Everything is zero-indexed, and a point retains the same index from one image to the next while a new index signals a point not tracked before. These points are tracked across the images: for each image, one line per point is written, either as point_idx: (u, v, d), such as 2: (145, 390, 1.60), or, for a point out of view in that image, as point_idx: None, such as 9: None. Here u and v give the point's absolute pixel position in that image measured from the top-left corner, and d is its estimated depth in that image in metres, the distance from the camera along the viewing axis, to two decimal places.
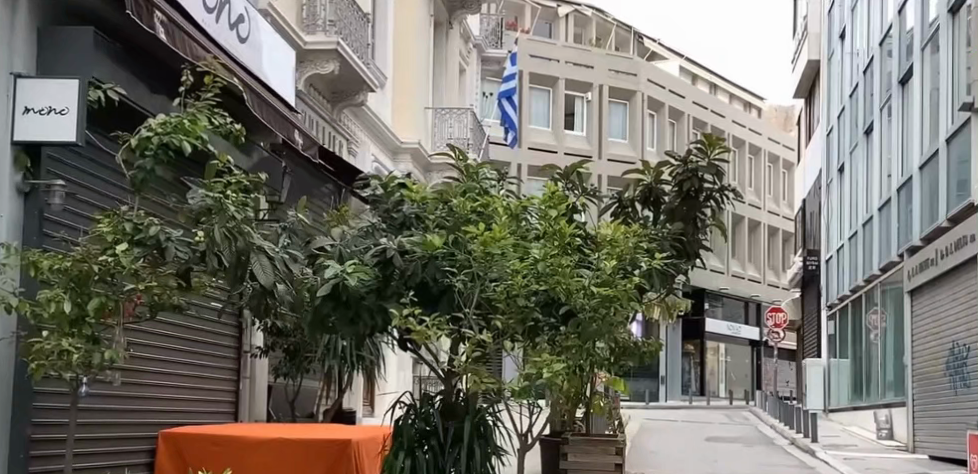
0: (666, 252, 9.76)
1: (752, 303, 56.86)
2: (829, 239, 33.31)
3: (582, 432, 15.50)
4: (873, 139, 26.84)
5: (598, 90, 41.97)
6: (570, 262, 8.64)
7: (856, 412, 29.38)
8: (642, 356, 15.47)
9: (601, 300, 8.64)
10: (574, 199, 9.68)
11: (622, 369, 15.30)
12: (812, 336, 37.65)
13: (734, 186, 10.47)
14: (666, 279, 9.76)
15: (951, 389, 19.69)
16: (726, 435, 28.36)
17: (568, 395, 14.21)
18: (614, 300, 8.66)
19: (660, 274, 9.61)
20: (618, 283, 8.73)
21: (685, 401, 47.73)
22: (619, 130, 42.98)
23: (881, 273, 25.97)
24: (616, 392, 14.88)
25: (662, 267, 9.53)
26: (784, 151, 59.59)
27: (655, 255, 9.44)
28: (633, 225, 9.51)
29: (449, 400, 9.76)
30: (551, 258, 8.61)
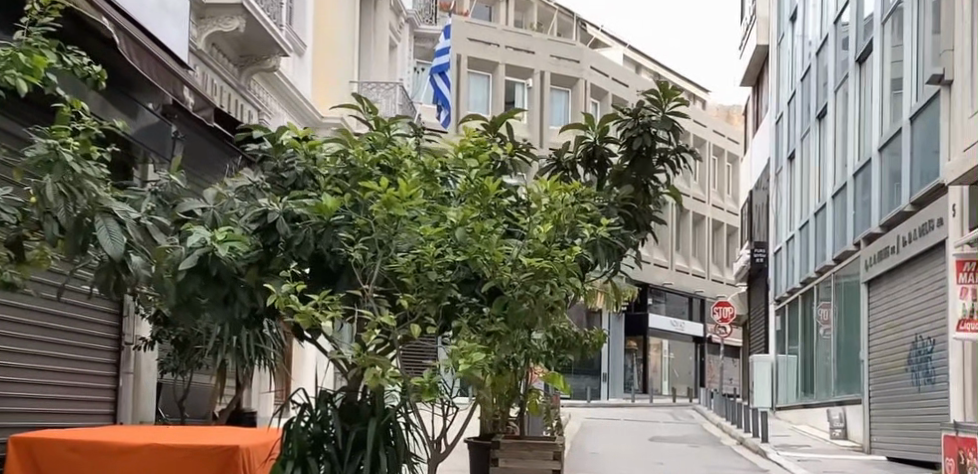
0: (614, 221, 8.16)
1: (696, 298, 55.71)
2: (778, 231, 32.00)
3: (515, 434, 13.92)
4: (827, 122, 25.46)
5: (540, 76, 40.35)
6: (495, 228, 7.01)
7: (805, 410, 28.03)
8: (583, 349, 13.89)
9: (535, 276, 7.01)
10: (501, 156, 8.06)
11: (561, 363, 13.73)
12: (759, 331, 36.39)
13: (692, 148, 8.90)
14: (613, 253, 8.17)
15: (909, 384, 18.19)
16: (669, 434, 26.84)
17: (499, 392, 12.60)
18: (551, 276, 7.03)
19: (608, 247, 7.98)
20: (555, 254, 7.08)
21: (626, 400, 46.38)
22: (561, 118, 41.43)
23: (834, 264, 24.60)
24: (552, 390, 13.33)
25: (610, 238, 7.91)
26: (729, 144, 58.49)
27: (600, 223, 7.81)
28: (572, 184, 7.89)
29: (351, 400, 8.15)
30: (471, 223, 6.99)
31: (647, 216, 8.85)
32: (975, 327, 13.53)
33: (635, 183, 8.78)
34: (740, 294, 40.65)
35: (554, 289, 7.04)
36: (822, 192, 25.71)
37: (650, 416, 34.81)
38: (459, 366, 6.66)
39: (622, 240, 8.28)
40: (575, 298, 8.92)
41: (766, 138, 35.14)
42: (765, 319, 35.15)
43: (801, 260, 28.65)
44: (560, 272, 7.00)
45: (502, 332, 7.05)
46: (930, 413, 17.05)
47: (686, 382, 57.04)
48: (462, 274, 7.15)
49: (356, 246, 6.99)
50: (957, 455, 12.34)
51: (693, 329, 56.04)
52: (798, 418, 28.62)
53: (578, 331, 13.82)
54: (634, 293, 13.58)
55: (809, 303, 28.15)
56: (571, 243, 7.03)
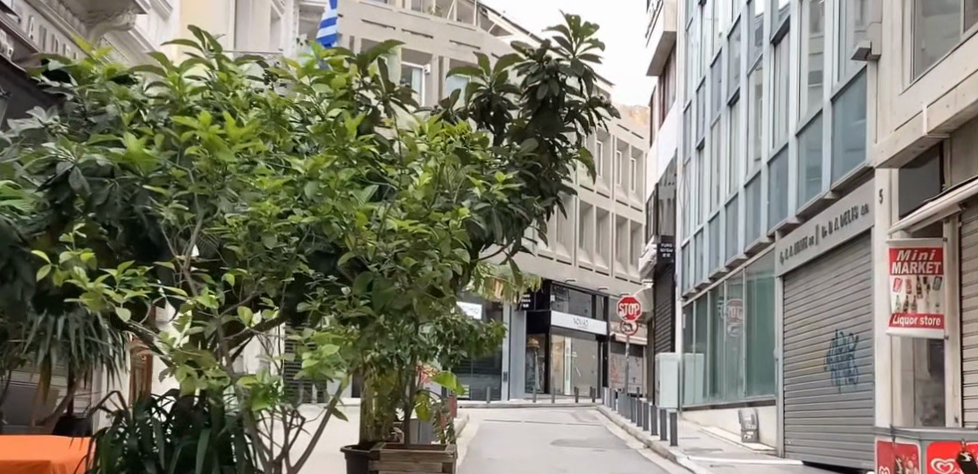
0: (513, 183, 6.64)
1: (599, 296, 54.80)
2: (686, 224, 30.86)
3: (400, 443, 12.33)
4: (740, 109, 24.27)
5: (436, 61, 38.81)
6: (352, 182, 5.39)
7: (713, 411, 26.82)
8: (481, 347, 12.29)
9: (411, 247, 5.41)
10: (367, 102, 6.43)
11: (453, 361, 12.12)
12: (665, 329, 35.26)
13: (609, 102, 7.39)
14: (511, 227, 6.64)
15: (825, 385, 16.89)
16: (572, 438, 25.44)
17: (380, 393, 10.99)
18: (433, 252, 5.42)
19: (503, 214, 6.47)
20: (434, 218, 5.47)
21: (528, 399, 45.02)
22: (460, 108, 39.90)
23: (746, 258, 23.39)
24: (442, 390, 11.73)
25: (505, 201, 6.37)
26: (634, 138, 57.57)
27: (494, 181, 6.24)
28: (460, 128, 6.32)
29: (186, 414, 6.65)
30: (323, 175, 5.39)
31: (556, 183, 7.34)
32: (907, 321, 12.24)
33: (538, 144, 7.28)
34: (645, 291, 39.54)
35: (435, 267, 5.41)
36: (734, 183, 24.51)
37: (552, 417, 33.40)
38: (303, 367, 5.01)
39: (525, 213, 6.75)
40: (463, 282, 7.35)
41: (673, 130, 34.11)
42: (671, 317, 34.09)
43: (709, 254, 27.54)
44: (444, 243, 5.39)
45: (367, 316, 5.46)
46: (850, 415, 15.67)
47: (590, 382, 56.04)
48: (316, 245, 5.56)
49: (170, 205, 5.30)
50: (892, 463, 10.67)
51: (596, 327, 54.95)
52: (707, 420, 27.37)
53: (476, 323, 12.23)
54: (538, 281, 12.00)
55: (718, 301, 26.98)
56: (456, 208, 5.43)
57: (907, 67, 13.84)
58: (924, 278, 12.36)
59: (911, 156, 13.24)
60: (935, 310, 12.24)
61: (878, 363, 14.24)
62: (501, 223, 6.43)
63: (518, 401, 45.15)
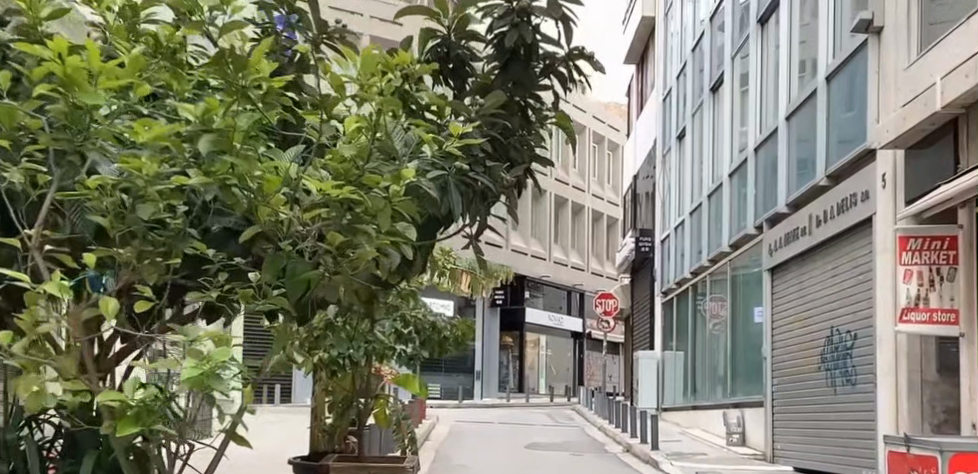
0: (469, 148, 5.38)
1: (574, 292, 53.66)
2: (666, 217, 29.70)
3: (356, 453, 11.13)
4: (723, 95, 23.09)
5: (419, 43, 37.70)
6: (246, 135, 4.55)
7: (694, 413, 25.68)
8: (444, 348, 11.08)
9: (341, 222, 4.67)
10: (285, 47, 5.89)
11: (414, 364, 10.87)
12: (643, 326, 34.16)
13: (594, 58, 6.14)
14: (473, 201, 5.47)
15: (819, 385, 15.72)
16: (546, 441, 24.25)
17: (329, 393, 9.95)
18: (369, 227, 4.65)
19: (457, 187, 5.29)
20: (356, 179, 4.75)
21: (501, 399, 43.85)
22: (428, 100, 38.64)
23: (731, 251, 22.21)
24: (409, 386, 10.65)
25: (455, 171, 5.32)
26: (610, 131, 56.43)
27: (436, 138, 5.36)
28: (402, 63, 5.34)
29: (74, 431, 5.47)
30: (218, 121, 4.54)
31: (527, 152, 6.12)
32: (919, 317, 11.13)
33: (507, 105, 6.03)
34: (622, 287, 38.36)
35: (370, 245, 4.64)
36: (718, 172, 23.35)
37: (526, 418, 32.21)
38: (184, 378, 4.24)
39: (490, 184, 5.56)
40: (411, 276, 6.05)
41: (652, 119, 32.96)
42: (649, 314, 32.95)
43: (690, 248, 26.41)
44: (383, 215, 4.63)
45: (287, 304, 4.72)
46: (846, 419, 14.46)
47: (566, 380, 54.86)
48: (223, 220, 4.79)
49: (22, 166, 4.70)
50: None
51: (571, 325, 53.80)
52: (688, 422, 26.20)
53: (439, 318, 11.01)
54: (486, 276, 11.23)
55: (700, 297, 25.82)
56: (399, 171, 4.63)
57: (914, 40, 12.60)
58: (936, 269, 11.19)
59: (920, 134, 12.01)
60: (949, 305, 11.02)
61: (879, 363, 13.09)
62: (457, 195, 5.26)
63: (490, 400, 43.92)
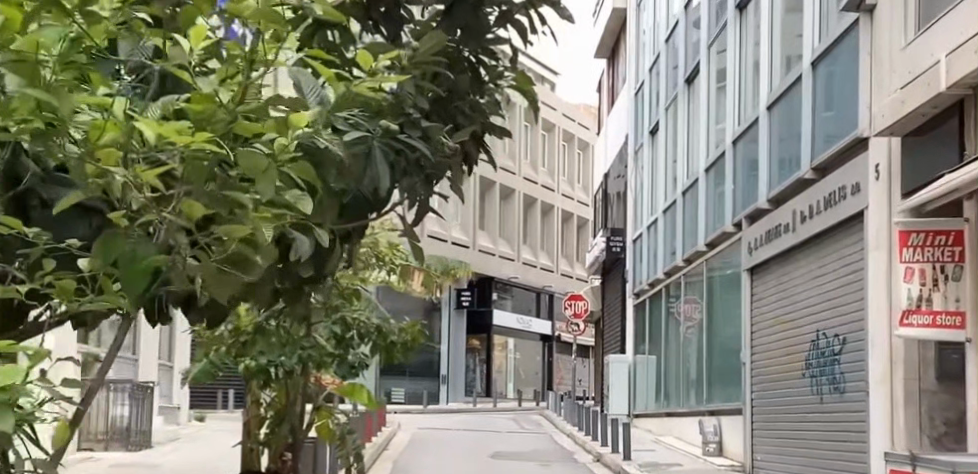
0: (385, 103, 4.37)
1: (542, 293, 52.85)
2: (638, 215, 28.69)
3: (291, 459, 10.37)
4: (698, 87, 22.10)
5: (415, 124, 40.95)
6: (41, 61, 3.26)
7: (667, 419, 24.61)
8: (392, 354, 10.10)
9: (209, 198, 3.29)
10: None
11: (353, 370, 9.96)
12: (614, 327, 33.19)
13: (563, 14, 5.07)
14: (408, 175, 4.37)
15: (804, 393, 14.64)
16: (511, 449, 23.13)
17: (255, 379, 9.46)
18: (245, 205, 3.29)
19: (378, 152, 4.18)
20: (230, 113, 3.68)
21: (468, 403, 42.81)
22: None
23: (706, 250, 21.14)
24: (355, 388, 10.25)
25: (385, 132, 4.25)
26: (579, 129, 55.64)
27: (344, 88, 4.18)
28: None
29: None
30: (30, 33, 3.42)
31: (480, 119, 5.02)
32: (922, 321, 10.12)
33: (453, 60, 4.95)
34: (592, 288, 37.38)
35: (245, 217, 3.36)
36: (693, 168, 22.26)
37: (492, 423, 31.10)
38: None
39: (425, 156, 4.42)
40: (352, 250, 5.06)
41: (623, 115, 31.96)
42: (621, 316, 31.90)
43: (664, 248, 25.35)
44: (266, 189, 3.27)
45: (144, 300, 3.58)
46: (834, 431, 13.34)
47: (534, 383, 53.86)
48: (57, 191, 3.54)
49: None
50: None
51: (540, 327, 52.84)
52: (661, 429, 25.14)
53: (383, 318, 9.99)
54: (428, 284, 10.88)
55: (672, 298, 24.82)
56: (285, 120, 3.64)
57: (912, 19, 11.43)
58: (941, 267, 10.11)
59: (920, 120, 10.91)
60: (954, 307, 9.97)
61: (873, 371, 11.92)
62: (382, 167, 4.16)
63: (456, 404, 42.90)
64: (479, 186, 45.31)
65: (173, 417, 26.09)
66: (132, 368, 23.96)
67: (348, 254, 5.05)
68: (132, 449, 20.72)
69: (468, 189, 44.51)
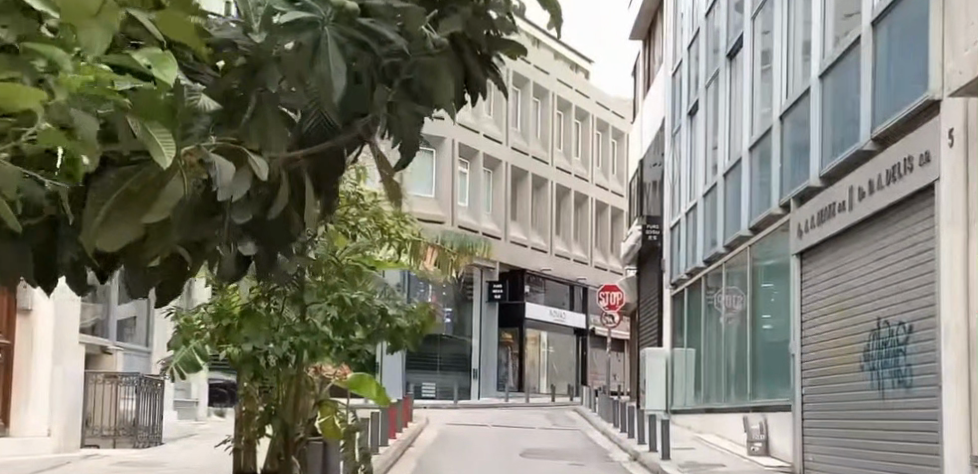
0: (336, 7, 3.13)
1: (576, 286, 51.48)
2: (676, 202, 27.35)
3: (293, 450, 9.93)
4: (742, 64, 20.76)
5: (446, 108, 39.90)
6: None
7: (709, 415, 23.30)
8: (398, 343, 9.65)
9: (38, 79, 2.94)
10: None
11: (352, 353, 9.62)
12: (650, 319, 31.95)
13: None
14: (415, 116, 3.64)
15: (862, 389, 13.31)
16: (543, 447, 21.93)
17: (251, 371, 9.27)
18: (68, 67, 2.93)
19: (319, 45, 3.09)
20: None
21: (500, 398, 41.69)
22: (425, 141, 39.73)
23: (750, 234, 19.79)
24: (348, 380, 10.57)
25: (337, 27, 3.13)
26: (613, 117, 54.76)
27: None
28: None
29: None
30: None
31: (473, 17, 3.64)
32: None
33: None
34: (627, 279, 36.12)
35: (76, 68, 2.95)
36: (736, 147, 20.92)
37: (525, 420, 29.94)
38: None
39: (410, 65, 3.50)
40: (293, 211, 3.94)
41: (659, 98, 30.75)
42: (657, 307, 30.62)
43: (702, 235, 24.03)
44: (94, 31, 2.90)
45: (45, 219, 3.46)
46: (900, 429, 12.00)
47: (569, 379, 52.62)
48: None
49: None
50: None
51: (574, 320, 51.65)
52: (702, 425, 23.82)
53: (389, 302, 9.50)
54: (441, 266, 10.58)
55: (712, 290, 23.52)
56: None
57: None
58: None
59: None
60: None
61: (949, 363, 10.57)
62: (339, 68, 3.06)
63: (488, 400, 41.70)
64: (510, 175, 44.19)
65: (190, 413, 25.20)
66: (146, 362, 23.10)
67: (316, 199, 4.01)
68: (141, 447, 19.68)
69: (500, 179, 43.49)
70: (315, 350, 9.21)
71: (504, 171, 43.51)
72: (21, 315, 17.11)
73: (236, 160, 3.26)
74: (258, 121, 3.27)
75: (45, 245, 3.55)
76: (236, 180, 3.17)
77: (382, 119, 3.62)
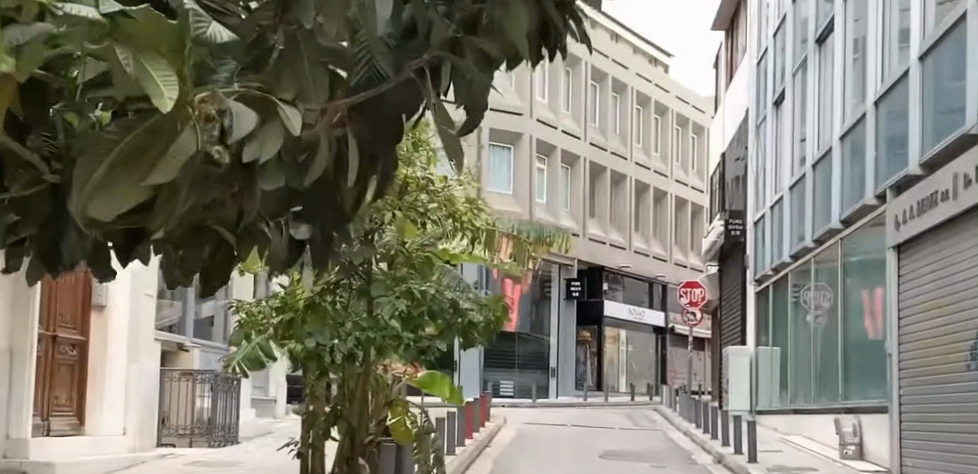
0: None
1: (656, 283, 50.59)
2: (761, 196, 26.47)
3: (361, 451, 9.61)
4: (832, 49, 19.86)
5: (522, 102, 39.43)
6: None
7: (796, 416, 22.46)
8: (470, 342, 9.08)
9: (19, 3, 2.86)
10: None
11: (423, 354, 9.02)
12: (733, 316, 31.06)
13: None
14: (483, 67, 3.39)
15: (968, 389, 12.46)
16: (623, 447, 21.27)
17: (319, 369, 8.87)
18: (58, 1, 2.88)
19: None
20: None
21: (578, 397, 41.02)
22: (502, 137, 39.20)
23: (841, 227, 18.90)
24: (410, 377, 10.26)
25: None
26: (694, 112, 53.75)
27: None
28: None
29: None
30: None
31: None
32: None
33: None
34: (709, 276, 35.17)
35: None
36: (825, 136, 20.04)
37: (604, 419, 29.27)
38: None
39: None
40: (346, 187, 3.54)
41: (743, 90, 29.86)
42: (741, 304, 29.73)
43: (789, 229, 23.15)
44: None
45: (46, 188, 3.39)
46: None
47: (648, 378, 51.79)
48: None
49: None
50: None
51: (654, 319, 50.78)
52: (788, 427, 22.97)
53: (460, 295, 8.98)
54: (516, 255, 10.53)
55: (799, 286, 22.64)
56: None
57: None
58: None
59: None
60: None
61: None
62: None
63: (567, 399, 41.03)
64: (589, 171, 43.41)
65: (267, 411, 24.93)
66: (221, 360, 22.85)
67: (367, 178, 3.64)
68: (216, 445, 19.31)
69: (578, 174, 42.71)
70: (381, 346, 8.72)
71: (582, 167, 42.73)
72: (95, 312, 16.66)
73: (266, 111, 3.04)
74: (294, 71, 3.06)
75: (51, 217, 3.46)
76: (264, 136, 2.99)
77: (445, 64, 3.36)
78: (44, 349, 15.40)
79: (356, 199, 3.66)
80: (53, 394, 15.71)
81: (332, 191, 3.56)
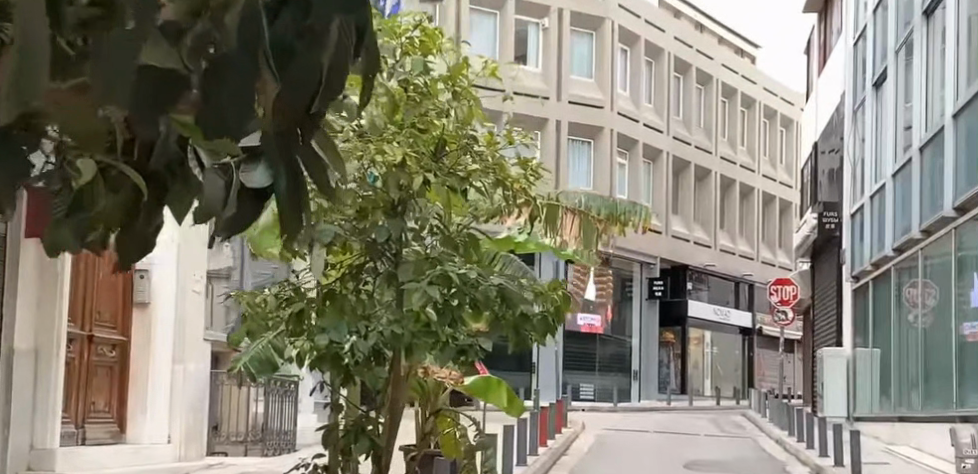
0: None
1: (742, 283, 48.52)
2: (858, 187, 24.58)
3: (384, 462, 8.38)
4: (943, 19, 17.93)
5: (603, 96, 37.94)
6: None
7: (899, 424, 20.59)
8: (524, 342, 7.72)
9: None
10: None
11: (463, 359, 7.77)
12: (827, 316, 29.19)
13: None
14: None
15: None
16: (709, 456, 19.66)
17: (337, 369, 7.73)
18: None
19: None
20: None
21: (661, 401, 39.25)
22: (580, 131, 37.68)
23: (955, 215, 16.94)
24: (456, 376, 9.21)
25: None
26: (781, 104, 51.71)
27: None
28: None
29: None
30: None
31: None
32: None
33: None
34: (801, 274, 33.25)
35: None
36: (935, 115, 18.21)
37: (689, 425, 27.61)
38: None
39: None
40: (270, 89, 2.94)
41: (837, 74, 28.02)
42: (835, 304, 27.86)
43: (891, 220, 21.27)
44: None
45: None
46: None
47: (734, 381, 49.87)
48: None
49: None
50: None
51: (740, 319, 48.77)
52: (891, 436, 21.12)
53: (510, 281, 7.68)
54: (572, 234, 9.32)
55: (903, 281, 20.74)
56: None
57: None
58: None
59: None
60: None
61: None
62: None
63: (649, 402, 39.26)
64: (673, 166, 41.51)
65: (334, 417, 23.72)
66: None
67: (307, 60, 2.92)
68: (272, 455, 17.27)
69: (661, 169, 40.80)
70: (412, 344, 7.51)
71: (666, 161, 40.85)
72: (135, 310, 14.66)
73: None
74: None
75: None
76: None
77: None
78: (76, 350, 13.29)
79: (293, 91, 2.92)
80: (89, 399, 13.61)
81: (254, 74, 2.84)
